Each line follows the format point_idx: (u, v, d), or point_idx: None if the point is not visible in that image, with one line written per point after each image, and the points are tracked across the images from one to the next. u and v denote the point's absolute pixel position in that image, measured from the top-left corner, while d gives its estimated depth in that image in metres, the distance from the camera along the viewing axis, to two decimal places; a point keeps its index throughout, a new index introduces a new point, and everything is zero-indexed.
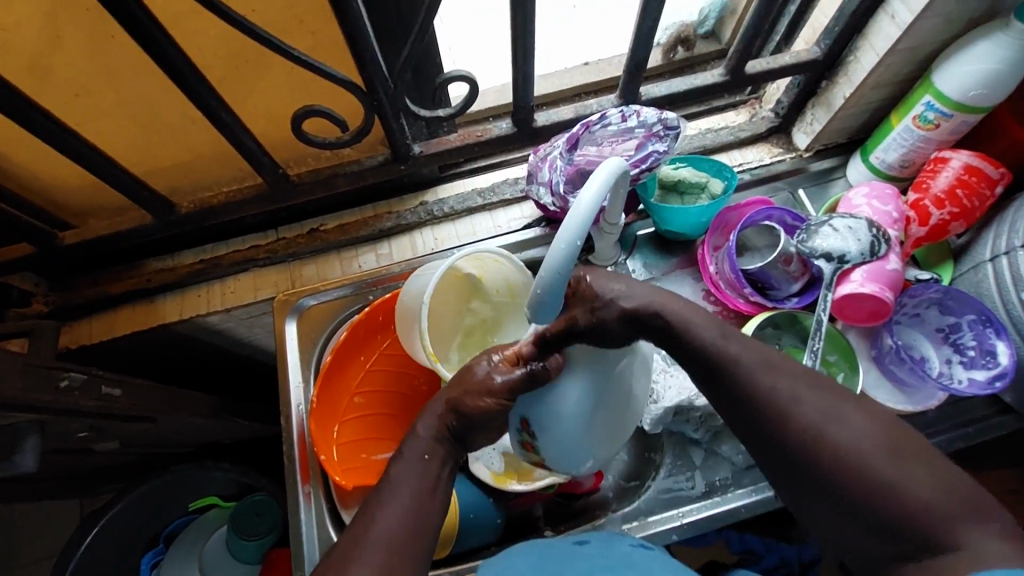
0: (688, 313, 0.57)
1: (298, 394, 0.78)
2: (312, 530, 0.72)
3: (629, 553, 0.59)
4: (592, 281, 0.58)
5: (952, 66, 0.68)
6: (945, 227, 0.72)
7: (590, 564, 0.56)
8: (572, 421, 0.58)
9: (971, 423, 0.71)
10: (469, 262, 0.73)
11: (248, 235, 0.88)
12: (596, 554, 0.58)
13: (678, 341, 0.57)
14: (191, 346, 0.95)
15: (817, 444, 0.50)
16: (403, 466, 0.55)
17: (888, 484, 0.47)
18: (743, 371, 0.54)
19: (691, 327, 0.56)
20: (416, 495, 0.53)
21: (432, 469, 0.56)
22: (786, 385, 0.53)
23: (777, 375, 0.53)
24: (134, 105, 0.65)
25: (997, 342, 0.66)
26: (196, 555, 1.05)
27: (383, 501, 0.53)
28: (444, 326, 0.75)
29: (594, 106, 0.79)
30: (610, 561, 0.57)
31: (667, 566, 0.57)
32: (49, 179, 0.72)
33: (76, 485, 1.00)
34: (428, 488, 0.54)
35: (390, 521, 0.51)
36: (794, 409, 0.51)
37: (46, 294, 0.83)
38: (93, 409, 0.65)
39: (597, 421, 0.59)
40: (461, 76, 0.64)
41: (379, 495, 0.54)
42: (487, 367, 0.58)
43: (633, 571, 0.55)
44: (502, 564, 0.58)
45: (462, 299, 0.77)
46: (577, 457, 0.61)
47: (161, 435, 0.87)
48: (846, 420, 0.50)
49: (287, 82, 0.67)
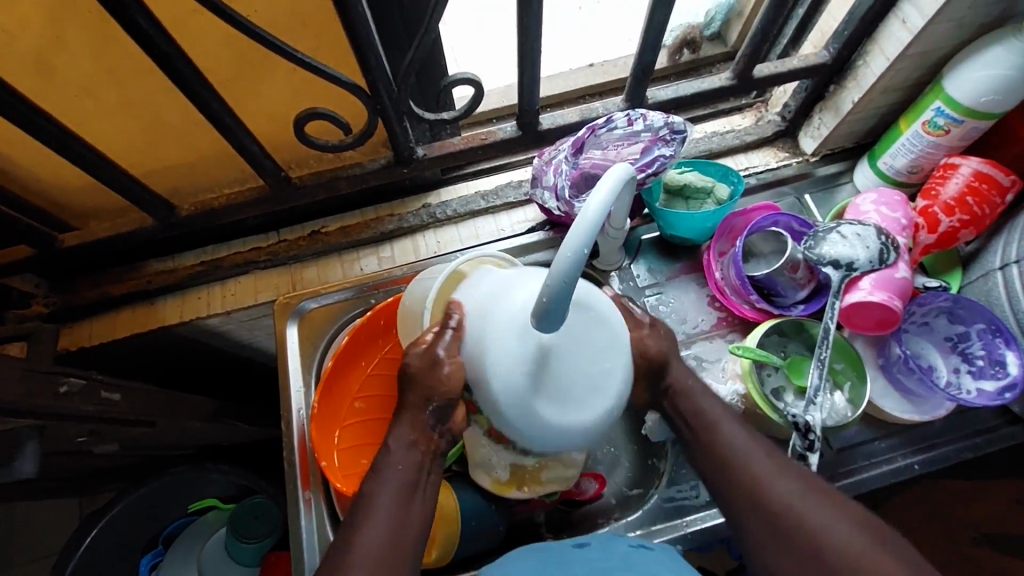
0: (690, 380, 0.61)
1: (298, 399, 0.77)
2: (312, 535, 0.71)
3: (628, 553, 0.59)
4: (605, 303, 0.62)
5: (964, 71, 0.67)
6: (954, 235, 0.71)
7: (589, 567, 0.56)
8: (523, 368, 0.52)
9: (980, 433, 0.70)
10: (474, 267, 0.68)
11: (249, 236, 0.87)
12: (597, 556, 0.58)
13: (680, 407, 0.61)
14: (192, 348, 0.94)
15: (790, 516, 0.53)
16: (380, 482, 0.57)
17: (862, 558, 0.49)
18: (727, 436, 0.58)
19: (691, 395, 0.61)
20: (396, 509, 0.55)
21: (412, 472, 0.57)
22: (761, 458, 0.56)
23: (758, 448, 0.57)
24: (135, 106, 0.64)
25: (1007, 351, 0.65)
26: (195, 557, 1.03)
27: (363, 522, 0.55)
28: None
29: (599, 109, 0.78)
30: (610, 563, 0.57)
31: (669, 566, 0.57)
32: (49, 180, 0.71)
33: (76, 485, 1.00)
34: (407, 499, 0.56)
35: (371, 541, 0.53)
36: (772, 483, 0.55)
37: (47, 296, 0.83)
38: (93, 413, 0.64)
39: (531, 362, 0.52)
40: (467, 80, 0.63)
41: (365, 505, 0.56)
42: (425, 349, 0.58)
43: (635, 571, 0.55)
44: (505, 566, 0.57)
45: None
46: (544, 413, 0.53)
47: (161, 438, 0.86)
48: (821, 500, 0.53)
49: (290, 84, 0.66)
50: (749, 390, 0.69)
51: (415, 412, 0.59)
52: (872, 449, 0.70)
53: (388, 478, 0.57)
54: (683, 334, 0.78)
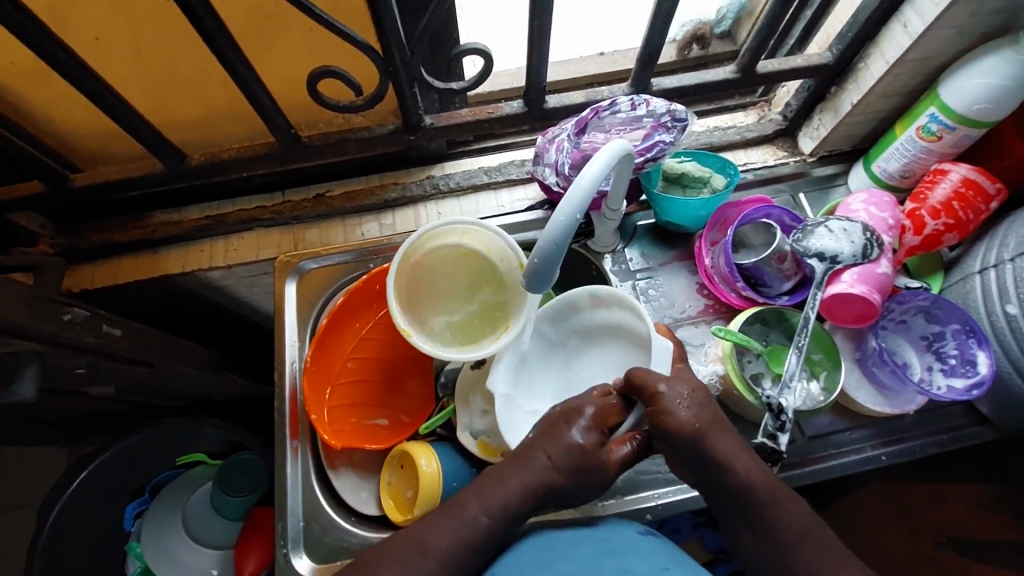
0: (735, 450, 0.60)
1: (293, 352, 0.79)
2: (297, 482, 0.74)
3: (636, 539, 0.63)
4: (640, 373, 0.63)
5: (960, 79, 0.69)
6: (939, 237, 0.73)
7: (598, 547, 0.61)
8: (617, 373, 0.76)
9: (948, 431, 0.72)
10: (471, 238, 0.74)
11: (255, 195, 0.89)
12: (605, 538, 0.62)
13: (717, 476, 0.60)
14: (193, 299, 0.96)
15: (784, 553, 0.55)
16: (461, 524, 0.58)
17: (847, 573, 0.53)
18: (751, 488, 0.58)
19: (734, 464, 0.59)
20: (453, 539, 0.57)
21: (498, 522, 0.59)
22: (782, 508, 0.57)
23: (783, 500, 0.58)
24: (154, 57, 0.66)
25: (978, 351, 0.68)
26: (178, 508, 1.05)
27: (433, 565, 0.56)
28: (446, 303, 0.75)
29: (605, 93, 0.80)
30: (616, 546, 0.61)
31: (672, 558, 0.60)
32: (64, 122, 0.73)
33: (69, 429, 1.02)
34: (472, 538, 0.58)
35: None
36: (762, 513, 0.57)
37: (53, 237, 0.85)
38: (94, 345, 0.66)
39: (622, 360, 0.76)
40: (477, 50, 0.65)
41: (423, 526, 0.59)
42: (588, 439, 0.62)
43: (636, 558, 0.59)
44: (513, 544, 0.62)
45: (468, 279, 0.76)
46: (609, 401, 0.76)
47: (156, 383, 0.88)
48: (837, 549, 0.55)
49: (307, 42, 0.68)
50: (728, 372, 0.71)
51: (531, 466, 0.61)
52: (844, 438, 0.72)
53: (469, 525, 0.58)
54: (670, 317, 0.80)
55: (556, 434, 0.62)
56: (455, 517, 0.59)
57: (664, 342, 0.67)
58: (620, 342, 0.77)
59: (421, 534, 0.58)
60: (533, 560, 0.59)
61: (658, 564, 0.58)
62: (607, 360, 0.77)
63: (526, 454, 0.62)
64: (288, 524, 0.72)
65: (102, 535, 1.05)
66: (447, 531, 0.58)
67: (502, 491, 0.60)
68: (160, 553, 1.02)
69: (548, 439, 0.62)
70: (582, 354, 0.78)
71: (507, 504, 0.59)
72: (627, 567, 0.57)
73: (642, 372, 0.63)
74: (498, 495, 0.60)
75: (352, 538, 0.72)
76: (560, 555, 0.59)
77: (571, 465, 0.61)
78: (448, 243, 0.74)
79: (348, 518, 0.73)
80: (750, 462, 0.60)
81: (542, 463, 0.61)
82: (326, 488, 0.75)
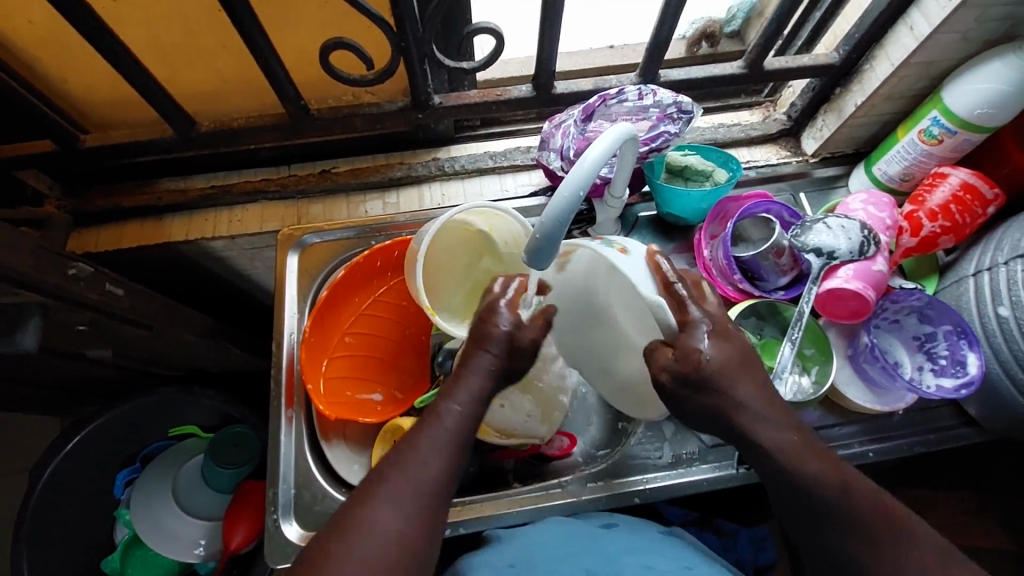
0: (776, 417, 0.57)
1: (292, 323, 0.80)
2: (290, 451, 0.74)
3: (659, 539, 0.62)
4: (658, 353, 0.58)
5: (963, 84, 0.70)
6: (935, 240, 0.74)
7: (621, 544, 0.60)
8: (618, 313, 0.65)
9: (937, 431, 0.73)
10: (481, 218, 0.73)
11: (261, 167, 0.90)
12: (623, 536, 0.62)
13: (759, 453, 0.57)
14: (195, 269, 0.97)
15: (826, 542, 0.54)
16: (439, 422, 0.57)
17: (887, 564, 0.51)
18: (793, 468, 0.55)
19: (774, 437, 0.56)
20: (442, 440, 0.56)
21: (465, 419, 0.57)
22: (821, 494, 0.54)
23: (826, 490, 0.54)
24: (170, 22, 0.67)
25: (969, 353, 0.68)
26: (170, 477, 1.04)
27: (430, 461, 0.55)
28: (449, 277, 0.77)
29: (613, 81, 0.81)
30: (636, 543, 0.61)
31: (690, 554, 0.61)
32: (77, 84, 0.74)
33: (64, 393, 1.03)
34: (455, 439, 0.57)
35: (440, 479, 0.55)
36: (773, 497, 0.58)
37: (60, 198, 0.85)
38: (96, 303, 0.67)
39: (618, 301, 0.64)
40: (489, 29, 0.66)
41: (410, 443, 0.56)
42: (508, 321, 0.59)
43: (660, 555, 0.58)
44: (532, 535, 0.63)
45: (469, 254, 0.78)
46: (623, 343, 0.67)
47: (154, 349, 0.89)
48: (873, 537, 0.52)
49: (321, 14, 0.68)
50: None
51: (477, 360, 0.58)
52: (834, 433, 0.73)
53: (445, 419, 0.57)
54: None
55: (479, 324, 0.59)
56: (431, 417, 0.57)
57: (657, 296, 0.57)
58: (631, 296, 0.62)
59: (415, 438, 0.56)
60: (553, 550, 0.59)
61: (682, 562, 0.57)
62: (636, 313, 0.64)
63: (470, 350, 0.59)
64: (279, 491, 0.72)
65: (90, 502, 1.05)
66: (431, 429, 0.56)
67: (460, 388, 0.58)
68: (147, 522, 1.01)
69: (480, 333, 0.59)
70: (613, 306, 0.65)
71: (475, 398, 0.58)
72: (650, 564, 0.56)
73: (655, 355, 0.58)
74: (463, 387, 0.58)
75: None
76: (583, 550, 0.58)
77: (512, 350, 0.59)
78: (458, 222, 0.74)
79: (339, 489, 0.74)
80: (788, 439, 0.57)
81: (486, 353, 0.58)
82: (319, 459, 0.75)
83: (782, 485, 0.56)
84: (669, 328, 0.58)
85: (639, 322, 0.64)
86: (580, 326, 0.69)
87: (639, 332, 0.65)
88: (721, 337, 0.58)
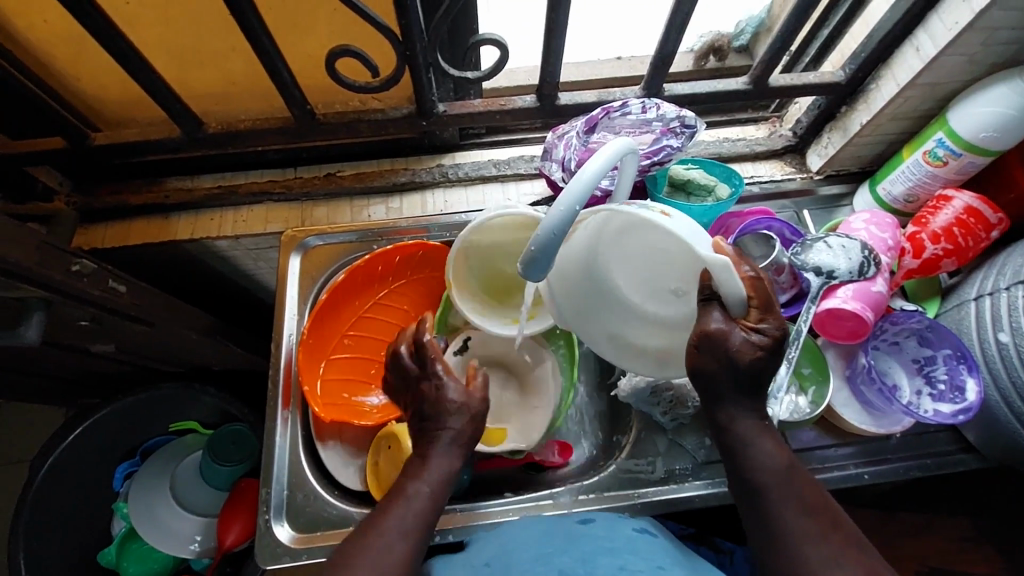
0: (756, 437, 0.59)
1: (291, 324, 0.80)
2: (285, 451, 0.74)
3: (634, 538, 0.60)
4: (716, 330, 0.55)
5: (969, 106, 0.70)
6: (937, 262, 0.73)
7: (597, 545, 0.58)
8: (623, 268, 0.64)
9: (933, 455, 0.72)
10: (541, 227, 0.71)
11: (267, 169, 0.91)
12: (602, 535, 0.60)
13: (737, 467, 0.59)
14: (201, 267, 0.99)
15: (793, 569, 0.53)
16: (407, 505, 0.60)
17: None
18: (772, 493, 0.57)
19: (753, 465, 0.58)
20: (407, 515, 0.60)
21: (436, 494, 0.62)
22: (789, 516, 0.55)
23: (795, 517, 0.55)
24: (181, 24, 0.68)
25: (968, 378, 0.68)
26: (168, 474, 1.05)
27: (397, 542, 0.58)
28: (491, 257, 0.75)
29: (617, 94, 0.81)
30: (615, 544, 0.58)
31: (669, 553, 0.59)
32: (89, 82, 0.75)
33: (67, 384, 1.04)
34: (419, 519, 0.60)
35: (409, 555, 0.57)
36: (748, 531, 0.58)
37: (69, 194, 0.87)
38: (98, 298, 0.68)
39: (631, 258, 0.63)
40: (493, 40, 0.66)
41: (377, 521, 0.59)
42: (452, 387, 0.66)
43: (638, 555, 0.56)
44: (510, 537, 0.61)
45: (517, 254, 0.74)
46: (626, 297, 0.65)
47: (157, 344, 0.90)
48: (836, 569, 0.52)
49: (328, 20, 0.69)
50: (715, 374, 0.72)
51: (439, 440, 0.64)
52: (828, 454, 0.72)
53: (416, 499, 0.61)
54: None
55: (432, 404, 0.65)
56: (400, 498, 0.61)
57: (723, 256, 0.49)
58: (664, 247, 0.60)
59: (382, 518, 0.60)
60: (530, 553, 0.57)
61: (654, 562, 0.55)
62: (654, 268, 0.63)
63: (429, 433, 0.65)
64: (269, 492, 0.72)
65: (88, 495, 1.06)
66: (401, 507, 0.60)
67: (428, 469, 0.63)
68: (143, 517, 1.01)
69: (433, 415, 0.65)
70: (614, 270, 0.64)
71: (443, 476, 0.63)
72: (624, 565, 0.54)
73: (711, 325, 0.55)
74: (430, 468, 0.63)
75: (335, 509, 0.72)
76: (560, 550, 0.57)
77: (467, 426, 0.66)
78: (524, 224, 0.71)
79: (332, 491, 0.74)
80: (777, 475, 0.57)
81: (450, 434, 0.65)
82: (312, 461, 0.76)
83: (760, 511, 0.57)
84: (738, 297, 0.52)
85: (667, 271, 0.62)
86: (585, 289, 0.64)
87: (641, 287, 0.64)
88: (778, 347, 0.56)
